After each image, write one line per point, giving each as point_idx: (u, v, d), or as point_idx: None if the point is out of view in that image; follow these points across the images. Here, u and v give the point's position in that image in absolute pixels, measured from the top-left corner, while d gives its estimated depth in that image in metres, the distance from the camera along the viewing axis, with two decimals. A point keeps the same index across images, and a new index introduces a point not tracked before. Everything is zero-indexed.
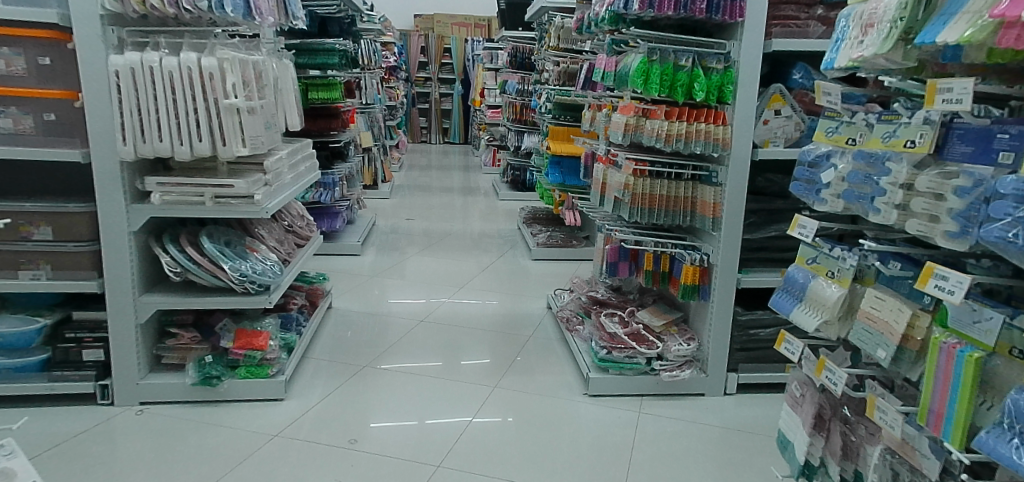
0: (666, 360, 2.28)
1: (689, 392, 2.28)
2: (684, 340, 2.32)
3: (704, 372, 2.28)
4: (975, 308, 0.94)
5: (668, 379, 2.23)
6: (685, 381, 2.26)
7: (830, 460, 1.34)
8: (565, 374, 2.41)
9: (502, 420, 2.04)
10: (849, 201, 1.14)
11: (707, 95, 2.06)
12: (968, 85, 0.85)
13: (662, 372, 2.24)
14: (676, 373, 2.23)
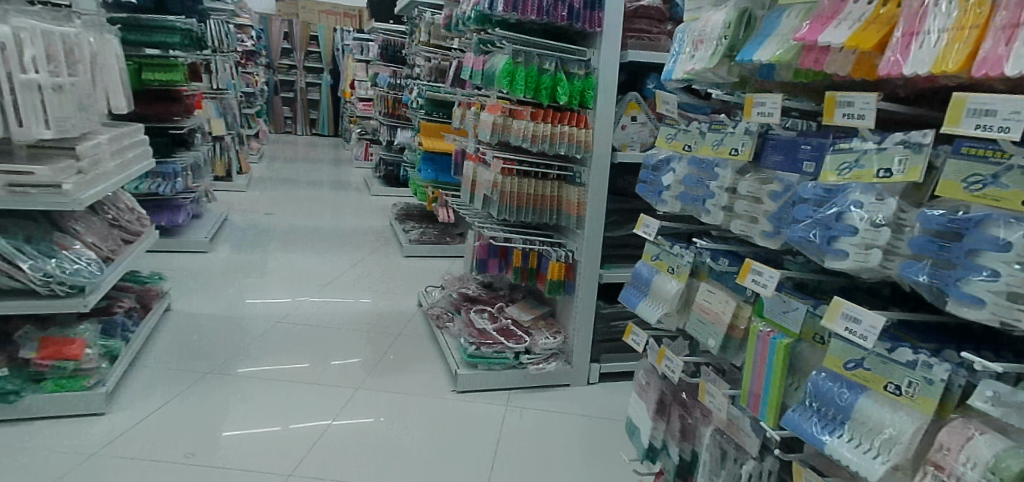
0: (534, 353, 2.34)
1: (555, 384, 2.35)
2: (550, 334, 2.39)
3: (568, 364, 2.36)
4: (785, 299, 1.06)
5: (535, 372, 2.31)
6: (551, 373, 2.34)
7: (671, 441, 1.46)
8: (433, 371, 2.40)
9: (373, 420, 1.99)
10: (685, 202, 1.24)
11: (571, 100, 2.15)
12: (777, 101, 0.96)
13: (530, 365, 2.31)
14: (542, 366, 2.32)
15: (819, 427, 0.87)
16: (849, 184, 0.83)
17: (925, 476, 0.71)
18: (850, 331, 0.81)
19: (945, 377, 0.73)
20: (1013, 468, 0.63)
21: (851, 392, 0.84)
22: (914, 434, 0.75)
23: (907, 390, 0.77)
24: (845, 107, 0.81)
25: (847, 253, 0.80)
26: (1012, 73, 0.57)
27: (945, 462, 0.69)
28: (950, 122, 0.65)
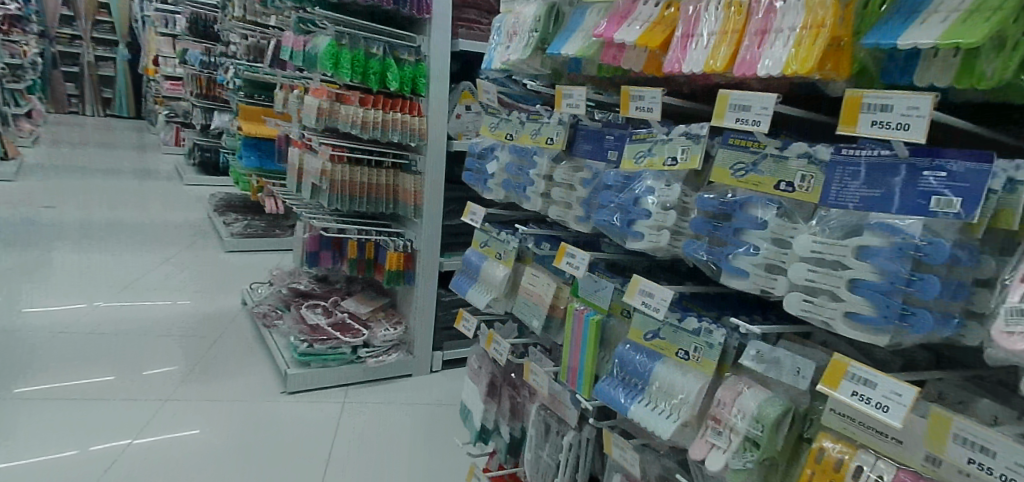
0: (373, 346, 2.27)
1: (396, 375, 2.30)
2: (390, 326, 2.35)
3: (410, 354, 2.32)
4: (596, 279, 1.14)
5: (375, 365, 2.24)
6: (391, 365, 2.29)
7: (502, 421, 1.50)
8: (261, 373, 2.24)
9: (193, 433, 1.81)
10: (508, 190, 1.27)
11: (402, 86, 2.10)
12: (582, 94, 1.01)
13: (368, 358, 2.24)
14: (382, 358, 2.26)
15: (623, 394, 0.94)
16: (644, 171, 0.91)
17: (707, 429, 0.79)
18: (647, 304, 0.88)
19: (722, 340, 0.83)
20: (771, 414, 0.73)
21: (650, 360, 0.92)
22: (699, 392, 0.84)
23: (693, 354, 0.86)
24: (637, 101, 0.87)
25: (643, 235, 0.87)
26: (762, 72, 0.65)
27: (722, 416, 0.78)
28: (847, 123, 0.59)
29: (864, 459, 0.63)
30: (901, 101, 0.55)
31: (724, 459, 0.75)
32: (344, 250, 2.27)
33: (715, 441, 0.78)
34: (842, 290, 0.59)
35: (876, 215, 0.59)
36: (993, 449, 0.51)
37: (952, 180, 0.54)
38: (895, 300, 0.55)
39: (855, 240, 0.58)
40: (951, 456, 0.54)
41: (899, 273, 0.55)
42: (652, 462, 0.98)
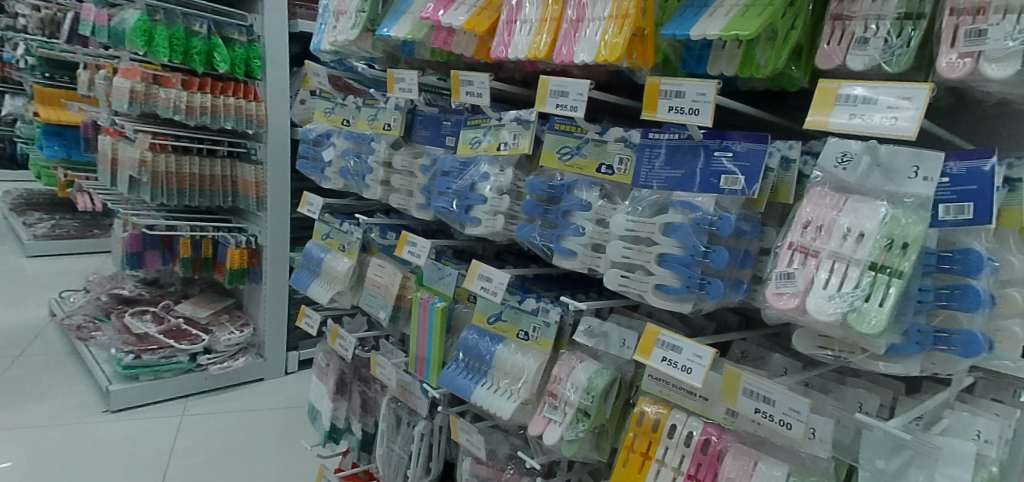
0: (215, 352, 2.08)
1: (244, 381, 2.13)
2: (237, 328, 2.14)
3: (261, 357, 2.16)
4: (439, 266, 1.11)
5: (218, 372, 2.05)
6: (239, 370, 2.10)
7: (353, 418, 1.45)
8: (79, 392, 1.97)
9: None
10: (347, 179, 1.20)
11: (233, 68, 1.91)
12: (413, 78, 0.98)
13: (210, 366, 2.04)
14: (227, 363, 2.06)
15: (467, 379, 0.93)
16: (479, 156, 0.90)
17: (544, 405, 0.81)
18: (485, 289, 0.88)
19: (557, 318, 0.86)
20: (599, 384, 0.77)
21: (493, 343, 0.92)
22: (537, 370, 0.86)
23: (532, 334, 0.89)
24: (467, 86, 0.84)
25: (479, 220, 0.85)
26: (578, 60, 0.68)
27: (557, 391, 0.80)
28: (648, 108, 0.59)
29: (677, 418, 0.69)
30: (692, 87, 0.55)
31: (559, 432, 0.77)
32: (175, 249, 2.03)
33: (551, 415, 0.80)
34: (652, 264, 0.63)
35: (678, 194, 0.64)
36: (774, 398, 0.57)
37: (738, 160, 0.60)
38: (694, 271, 0.60)
39: (661, 218, 0.63)
40: (742, 407, 0.60)
41: (696, 246, 0.60)
42: (501, 442, 1.00)
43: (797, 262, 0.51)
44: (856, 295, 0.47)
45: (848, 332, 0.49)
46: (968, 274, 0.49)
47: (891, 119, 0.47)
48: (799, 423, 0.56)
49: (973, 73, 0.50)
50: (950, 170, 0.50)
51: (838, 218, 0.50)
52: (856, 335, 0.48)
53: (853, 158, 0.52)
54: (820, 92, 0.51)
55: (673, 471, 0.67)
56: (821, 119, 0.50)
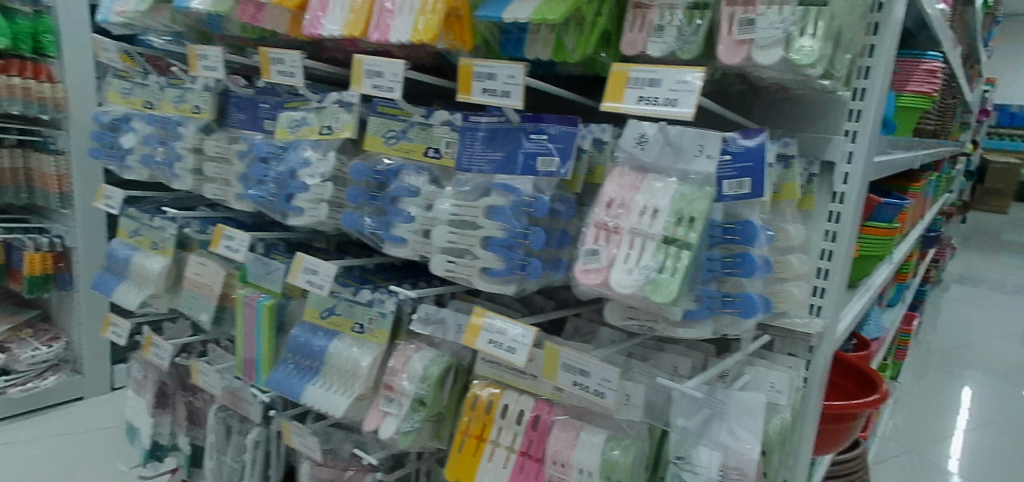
0: (14, 373, 1.76)
1: (58, 402, 1.82)
2: (44, 342, 1.84)
3: (77, 373, 1.88)
4: (264, 260, 0.98)
5: (21, 395, 1.73)
6: (49, 391, 1.80)
7: (178, 432, 1.31)
8: None
9: None
10: (150, 167, 1.07)
11: (15, 43, 1.59)
12: (219, 55, 0.89)
13: (9, 389, 1.72)
14: (33, 384, 1.75)
15: (297, 379, 0.86)
16: (299, 141, 0.82)
17: (379, 399, 0.77)
18: (312, 283, 0.83)
19: (393, 308, 0.81)
20: (434, 372, 0.74)
21: (325, 339, 0.85)
22: (372, 365, 0.80)
23: (367, 327, 0.83)
24: (277, 65, 0.78)
25: (302, 210, 0.79)
26: (394, 39, 0.66)
27: (393, 383, 0.76)
28: (463, 91, 0.59)
29: (509, 397, 0.70)
30: (501, 69, 0.55)
31: (395, 425, 0.74)
32: None
33: (387, 408, 0.76)
34: (477, 248, 0.63)
35: (500, 177, 0.64)
36: (588, 370, 0.60)
37: (553, 142, 0.61)
38: (516, 253, 0.61)
39: (483, 202, 0.63)
40: (562, 382, 0.62)
41: (516, 228, 0.61)
42: (343, 440, 0.94)
43: (602, 239, 0.55)
44: (650, 268, 0.52)
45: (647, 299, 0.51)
46: (746, 243, 0.58)
47: (672, 100, 0.49)
48: (611, 391, 0.59)
49: (747, 59, 0.57)
50: (731, 148, 0.58)
51: (635, 197, 0.55)
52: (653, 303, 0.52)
53: (648, 140, 0.57)
54: (614, 76, 0.53)
55: (507, 450, 0.69)
56: (615, 99, 0.52)
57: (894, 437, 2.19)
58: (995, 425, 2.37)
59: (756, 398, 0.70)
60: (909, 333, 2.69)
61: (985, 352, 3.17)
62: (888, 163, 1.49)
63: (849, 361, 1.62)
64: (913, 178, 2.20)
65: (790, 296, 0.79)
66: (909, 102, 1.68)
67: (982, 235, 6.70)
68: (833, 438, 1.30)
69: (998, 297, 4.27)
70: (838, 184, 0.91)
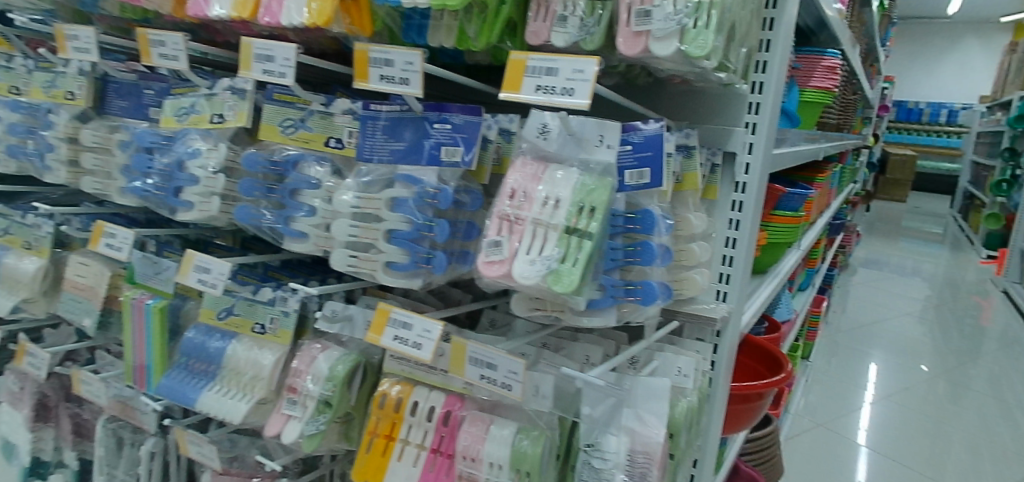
0: None
1: None
2: None
3: None
4: (155, 260, 0.91)
5: None
6: None
7: (62, 448, 1.20)
8: None
9: None
10: (16, 158, 0.96)
11: None
12: (92, 35, 0.82)
13: None
14: None
15: (190, 385, 0.80)
16: (187, 130, 0.77)
17: (282, 401, 0.73)
18: (205, 282, 0.77)
19: (297, 306, 0.76)
20: (340, 372, 0.71)
21: (223, 341, 0.80)
22: (275, 366, 0.76)
23: (269, 327, 0.78)
24: (159, 47, 0.72)
25: (191, 204, 0.73)
26: (286, 22, 0.62)
27: (297, 384, 0.72)
28: (360, 77, 0.57)
29: (418, 395, 0.69)
30: (399, 55, 0.54)
31: (299, 428, 0.70)
32: None
33: (290, 412, 0.72)
34: (381, 241, 0.61)
35: (403, 168, 0.62)
36: (495, 363, 0.59)
37: (457, 131, 0.60)
38: (421, 246, 0.59)
39: (387, 193, 0.60)
40: (469, 376, 0.61)
41: (420, 220, 0.59)
42: (247, 446, 0.89)
43: (505, 231, 0.55)
44: (553, 258, 0.53)
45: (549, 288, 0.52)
46: (645, 232, 0.61)
47: (570, 90, 0.49)
48: (518, 383, 0.58)
49: (645, 51, 0.59)
50: (632, 139, 0.62)
51: (537, 187, 0.56)
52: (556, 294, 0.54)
53: (550, 131, 0.57)
54: (512, 63, 0.52)
55: (418, 447, 0.67)
56: (514, 87, 0.52)
57: (807, 412, 2.37)
58: (896, 396, 2.58)
59: (662, 382, 0.73)
60: (819, 314, 2.89)
61: (889, 330, 3.44)
62: (792, 155, 1.59)
63: (758, 343, 1.72)
64: (817, 170, 2.36)
65: (693, 283, 0.82)
66: (812, 97, 1.81)
67: (881, 223, 7.26)
68: (742, 418, 1.36)
69: (896, 280, 4.64)
70: (741, 174, 0.96)
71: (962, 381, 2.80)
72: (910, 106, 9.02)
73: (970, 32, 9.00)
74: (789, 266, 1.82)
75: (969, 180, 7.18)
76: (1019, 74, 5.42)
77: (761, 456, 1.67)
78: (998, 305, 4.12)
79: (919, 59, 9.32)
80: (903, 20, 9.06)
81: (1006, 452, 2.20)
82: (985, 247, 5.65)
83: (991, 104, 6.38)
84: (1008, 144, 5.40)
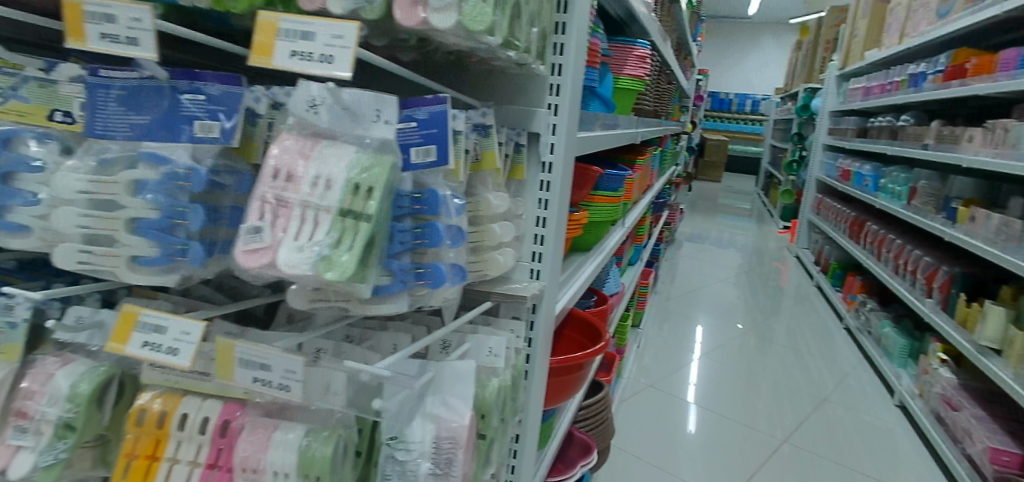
0: None
1: None
2: None
3: None
4: None
5: None
6: None
7: None
8: None
9: None
10: None
11: None
12: None
13: None
14: None
15: None
16: None
17: (7, 431, 0.60)
18: None
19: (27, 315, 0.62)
20: (85, 390, 0.60)
21: None
22: None
23: None
24: None
25: None
26: None
27: (27, 408, 0.60)
28: (74, 35, 0.47)
29: (189, 406, 0.60)
30: (124, 10, 0.46)
31: (31, 461, 0.58)
32: None
33: (18, 442, 0.59)
34: (121, 232, 0.51)
35: (148, 144, 0.53)
36: (269, 364, 0.54)
37: (211, 103, 0.52)
38: (174, 236, 0.51)
39: (126, 175, 0.51)
40: (240, 380, 0.55)
41: (171, 206, 0.51)
42: None
43: (269, 215, 0.51)
44: (324, 243, 0.49)
45: (320, 274, 0.49)
46: (432, 213, 0.60)
47: (329, 57, 0.46)
48: (296, 382, 0.53)
49: (423, 23, 0.56)
50: (416, 116, 0.60)
51: (305, 167, 0.51)
52: (330, 282, 0.50)
53: (320, 104, 0.53)
54: (259, 27, 0.48)
55: (189, 465, 0.59)
56: (265, 53, 0.47)
57: (641, 375, 2.57)
58: (715, 353, 2.88)
59: (467, 365, 0.72)
60: (647, 286, 3.14)
61: (708, 295, 3.84)
62: (609, 137, 1.68)
63: (581, 315, 1.82)
64: (636, 152, 2.54)
65: (495, 262, 0.83)
66: (626, 84, 1.94)
67: (702, 202, 8.12)
68: (564, 389, 1.41)
69: (713, 251, 5.21)
70: (546, 154, 0.97)
71: (766, 335, 3.20)
72: (721, 97, 10.42)
73: (765, 31, 10.28)
74: (611, 244, 1.93)
75: (768, 162, 8.25)
76: (804, 69, 6.30)
77: (594, 421, 1.76)
78: (792, 269, 4.78)
79: (727, 55, 10.53)
80: (712, 18, 10.10)
81: (799, 392, 2.54)
82: (782, 219, 6.57)
83: (784, 95, 7.36)
84: (797, 130, 6.26)
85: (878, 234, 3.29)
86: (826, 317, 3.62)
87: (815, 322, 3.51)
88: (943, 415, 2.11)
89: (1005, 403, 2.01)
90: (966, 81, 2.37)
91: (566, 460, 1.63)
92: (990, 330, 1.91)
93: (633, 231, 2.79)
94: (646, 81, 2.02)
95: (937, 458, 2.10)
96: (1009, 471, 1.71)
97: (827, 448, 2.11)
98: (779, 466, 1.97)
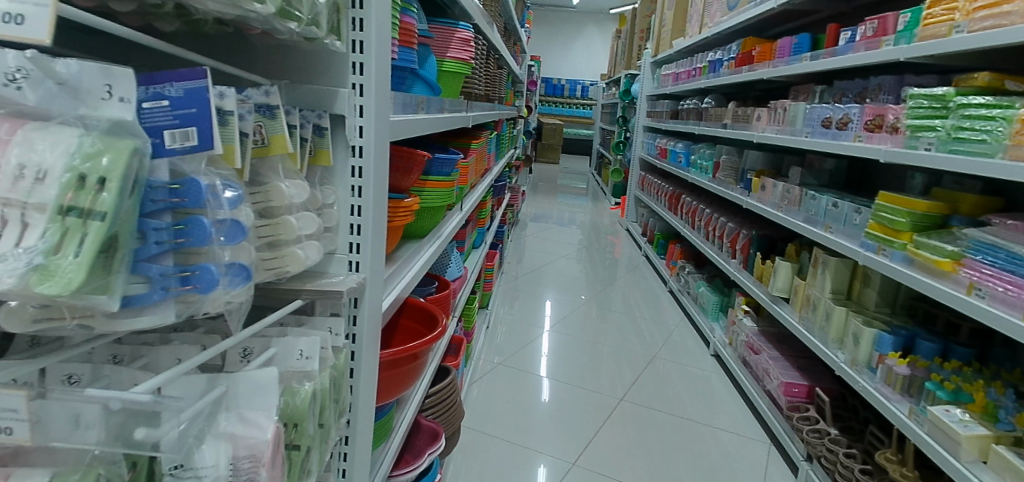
0: None
1: None
2: None
3: None
4: None
5: None
6: None
7: None
8: None
9: None
10: None
11: None
12: None
13: None
14: None
15: None
16: None
17: None
18: None
19: None
20: None
21: None
22: None
23: None
24: None
25: None
26: None
27: None
28: None
29: None
30: None
31: None
32: None
33: None
34: None
35: None
36: None
37: None
38: None
39: None
40: None
41: None
42: None
43: None
44: (37, 249, 0.40)
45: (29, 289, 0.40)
46: (195, 206, 0.52)
47: (18, 17, 0.38)
48: None
49: None
50: (168, 93, 0.51)
51: (6, 155, 0.42)
52: (51, 298, 0.41)
53: (22, 78, 0.42)
54: None
55: None
56: None
57: (491, 354, 2.60)
58: (559, 325, 3.00)
59: (269, 374, 0.65)
60: (493, 268, 3.17)
61: (551, 272, 3.99)
62: (435, 120, 1.63)
63: (418, 304, 1.76)
64: (470, 137, 2.53)
65: (296, 257, 0.75)
66: (451, 67, 1.89)
67: (543, 183, 8.42)
68: (400, 380, 1.36)
69: (554, 229, 5.42)
70: (355, 138, 0.90)
71: (605, 305, 3.40)
72: (554, 82, 10.89)
73: (589, 20, 10.85)
74: (447, 228, 1.89)
75: (599, 143, 8.77)
76: (624, 56, 6.76)
77: (440, 408, 1.73)
78: (624, 241, 5.13)
79: (555, 42, 10.98)
80: (540, 6, 10.47)
81: (633, 353, 2.73)
82: (614, 196, 7.02)
83: (608, 81, 7.85)
84: (621, 114, 6.71)
85: (692, 205, 3.62)
86: (654, 283, 3.93)
87: (646, 288, 3.80)
88: (747, 359, 2.39)
89: (793, 344, 2.32)
90: (753, 66, 2.66)
91: (413, 450, 1.59)
92: (780, 282, 2.18)
93: (473, 215, 2.80)
94: (472, 65, 2.00)
95: (745, 397, 2.37)
96: (799, 400, 1.97)
97: (659, 401, 2.29)
98: (618, 424, 2.09)
